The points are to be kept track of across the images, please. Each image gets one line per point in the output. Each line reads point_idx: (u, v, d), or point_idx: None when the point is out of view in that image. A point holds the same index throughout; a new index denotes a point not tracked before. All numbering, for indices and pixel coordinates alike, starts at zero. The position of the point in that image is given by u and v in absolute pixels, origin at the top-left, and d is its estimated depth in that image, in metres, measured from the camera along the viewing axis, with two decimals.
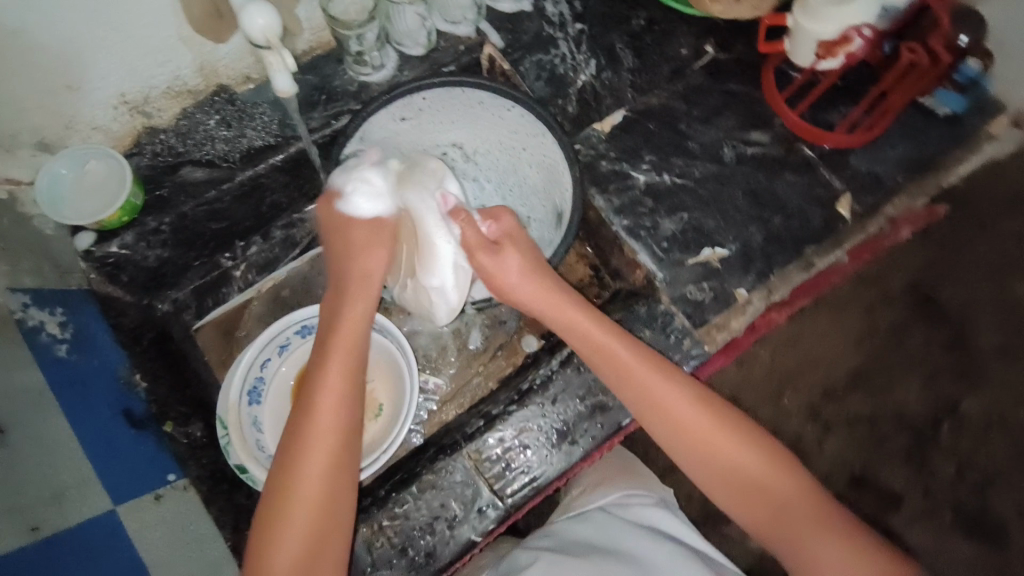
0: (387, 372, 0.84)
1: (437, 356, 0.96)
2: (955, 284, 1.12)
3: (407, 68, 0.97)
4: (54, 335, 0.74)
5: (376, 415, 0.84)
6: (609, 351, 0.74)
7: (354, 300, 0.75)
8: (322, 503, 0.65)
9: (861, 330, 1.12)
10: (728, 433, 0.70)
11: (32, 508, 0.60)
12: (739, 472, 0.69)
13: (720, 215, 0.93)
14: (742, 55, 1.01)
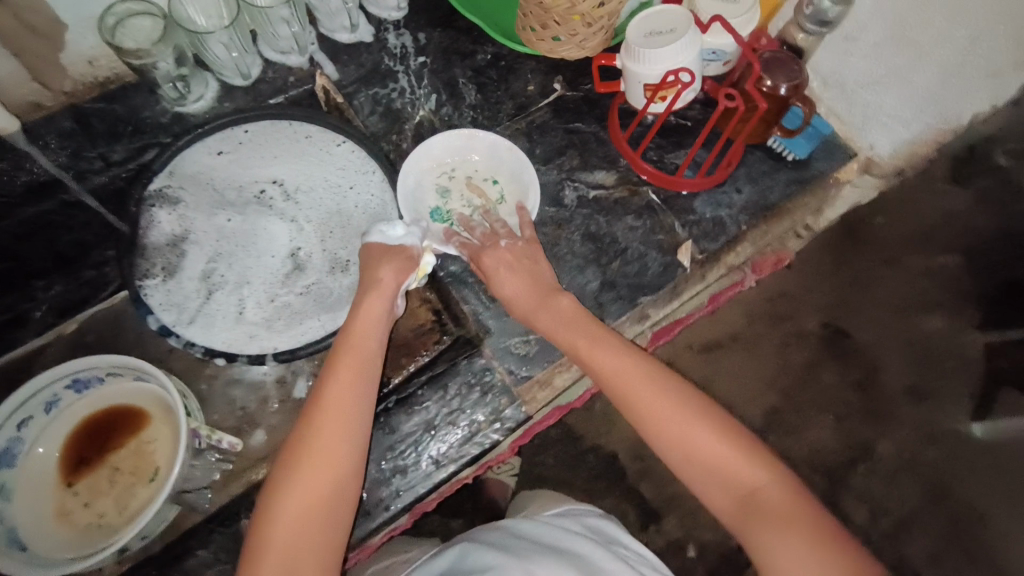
0: (167, 433, 0.77)
1: (255, 410, 0.85)
2: (866, 324, 1.15)
3: (228, 99, 0.91)
4: None
5: (148, 480, 0.77)
6: (584, 340, 0.74)
7: (384, 288, 0.76)
8: (330, 472, 0.64)
9: (774, 372, 1.16)
10: (713, 426, 0.66)
11: None
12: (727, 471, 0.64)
13: (555, 260, 0.89)
14: (590, 95, 0.97)
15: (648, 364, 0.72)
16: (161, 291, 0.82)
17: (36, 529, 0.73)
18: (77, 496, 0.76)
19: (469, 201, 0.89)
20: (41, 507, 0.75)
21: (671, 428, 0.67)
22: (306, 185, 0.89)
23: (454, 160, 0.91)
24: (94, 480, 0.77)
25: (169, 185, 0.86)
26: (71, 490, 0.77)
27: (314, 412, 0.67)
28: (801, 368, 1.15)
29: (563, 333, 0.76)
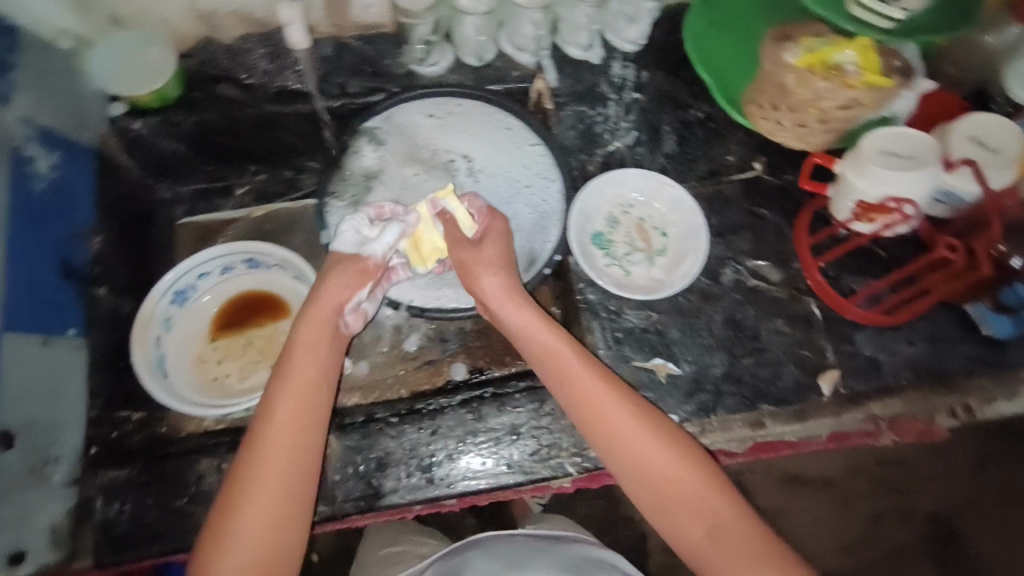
0: None
1: (369, 344, 0.97)
2: (985, 541, 1.07)
3: (456, 73, 0.99)
4: (39, 170, 0.79)
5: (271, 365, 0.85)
6: (596, 395, 0.69)
7: (340, 279, 0.73)
8: (291, 459, 0.64)
9: (859, 538, 1.07)
10: (700, 491, 0.64)
11: None
12: (708, 519, 0.63)
13: (688, 329, 0.87)
14: (788, 185, 0.95)
15: (638, 423, 0.67)
16: (340, 214, 0.90)
17: (176, 365, 0.83)
18: (213, 351, 0.86)
19: (632, 242, 0.91)
20: (185, 348, 0.85)
21: (667, 491, 0.65)
22: (490, 170, 0.94)
23: (637, 197, 0.93)
24: (229, 344, 0.86)
25: (381, 127, 0.94)
26: (211, 345, 0.86)
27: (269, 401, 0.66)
28: (890, 551, 1.07)
29: (569, 380, 0.70)
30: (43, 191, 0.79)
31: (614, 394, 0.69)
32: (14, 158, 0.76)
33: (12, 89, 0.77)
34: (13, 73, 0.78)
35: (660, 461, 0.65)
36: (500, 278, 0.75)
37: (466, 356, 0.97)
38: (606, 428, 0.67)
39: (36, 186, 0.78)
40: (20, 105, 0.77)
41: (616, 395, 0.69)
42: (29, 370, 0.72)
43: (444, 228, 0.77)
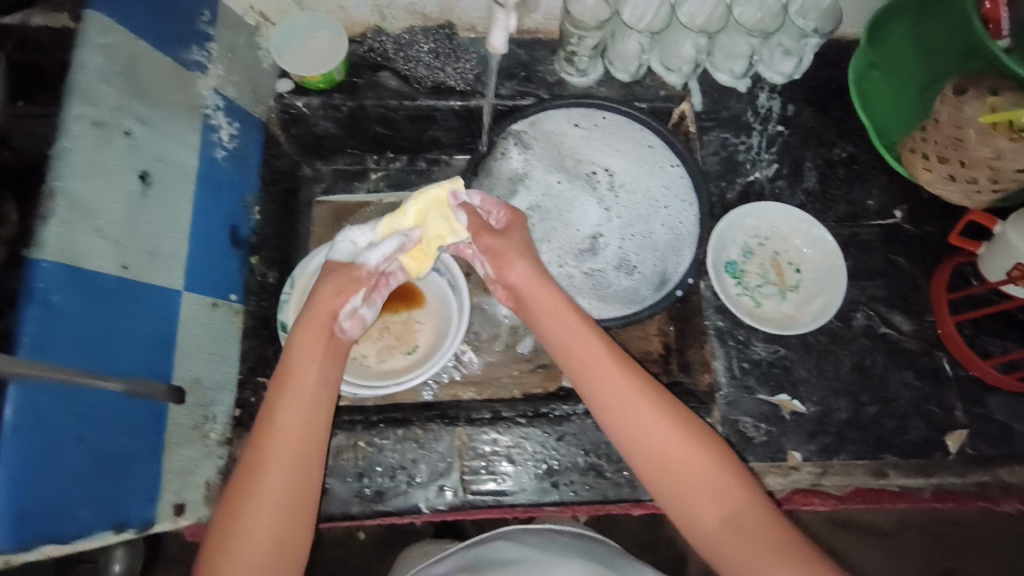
0: (435, 322, 0.88)
1: (485, 340, 0.98)
2: None
3: (605, 86, 1.00)
4: (222, 140, 0.82)
5: (406, 351, 0.86)
6: (616, 376, 0.70)
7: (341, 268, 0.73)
8: (301, 431, 0.65)
9: None
10: (718, 479, 0.64)
11: (132, 252, 0.67)
12: (713, 495, 0.64)
13: (816, 369, 0.86)
14: (928, 236, 0.94)
15: (651, 412, 0.68)
16: None
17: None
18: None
19: (767, 275, 0.91)
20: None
21: (680, 479, 0.65)
22: (630, 186, 0.96)
23: (777, 231, 0.92)
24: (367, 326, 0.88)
25: (526, 131, 0.95)
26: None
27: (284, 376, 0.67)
28: None
29: (587, 370, 0.71)
30: (223, 160, 0.82)
31: (629, 381, 0.69)
32: (205, 124, 0.79)
33: (209, 61, 0.80)
34: (211, 44, 0.81)
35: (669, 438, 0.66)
36: (513, 266, 0.77)
37: None
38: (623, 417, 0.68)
39: (218, 154, 0.81)
40: (214, 77, 0.81)
41: (633, 382, 0.69)
42: (199, 332, 0.76)
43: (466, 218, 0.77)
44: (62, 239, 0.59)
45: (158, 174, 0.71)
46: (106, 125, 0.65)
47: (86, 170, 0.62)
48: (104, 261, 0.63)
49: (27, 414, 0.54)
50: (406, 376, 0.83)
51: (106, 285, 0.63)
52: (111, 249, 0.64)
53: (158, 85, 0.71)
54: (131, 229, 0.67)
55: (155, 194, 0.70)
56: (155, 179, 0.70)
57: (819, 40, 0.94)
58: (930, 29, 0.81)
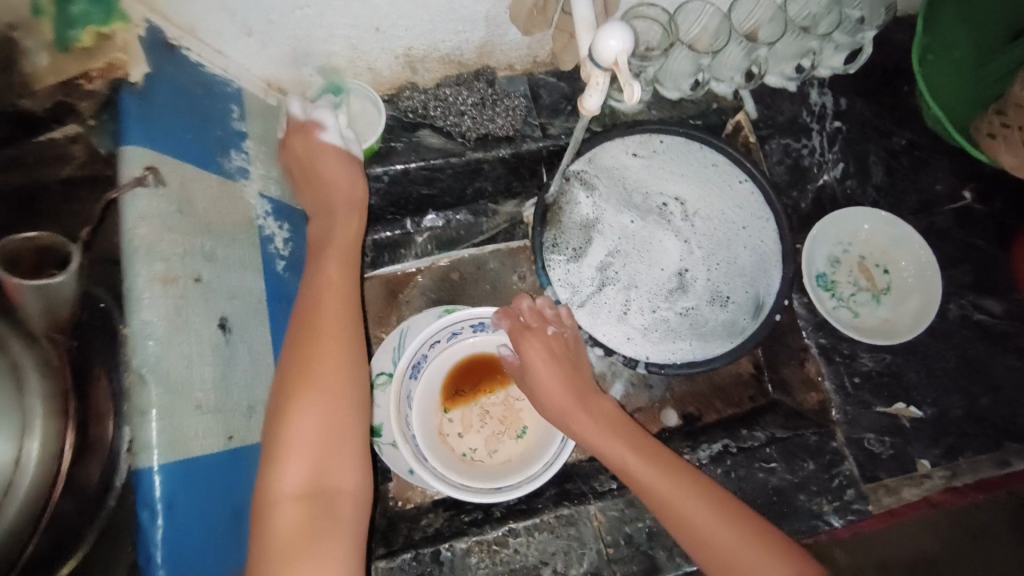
0: None
1: None
2: None
3: (656, 107, 0.94)
4: (278, 249, 0.73)
5: (516, 435, 0.84)
6: (612, 442, 0.71)
7: (338, 166, 0.71)
8: (317, 459, 0.57)
9: None
10: (752, 547, 0.62)
11: (234, 414, 0.58)
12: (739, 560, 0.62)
13: (925, 370, 0.86)
14: (999, 213, 0.94)
15: (670, 473, 0.67)
16: (562, 270, 0.86)
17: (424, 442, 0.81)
18: (451, 424, 0.84)
19: (858, 282, 0.89)
20: (426, 423, 0.82)
21: (715, 539, 0.63)
22: (704, 212, 0.91)
23: (858, 235, 0.91)
24: (467, 415, 0.84)
25: (586, 170, 0.90)
26: (448, 417, 0.84)
27: (292, 387, 0.59)
28: None
29: (608, 441, 0.71)
30: (284, 273, 0.74)
31: (642, 448, 0.70)
32: (260, 237, 0.70)
33: (250, 164, 0.71)
34: (249, 142, 0.72)
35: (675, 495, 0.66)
36: (559, 367, 0.77)
37: (675, 402, 0.95)
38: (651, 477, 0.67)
39: (279, 268, 0.73)
40: (257, 178, 0.72)
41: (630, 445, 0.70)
42: None
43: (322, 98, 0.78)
44: (168, 430, 0.51)
45: (234, 315, 0.62)
46: (179, 278, 0.56)
47: (172, 338, 0.53)
48: (211, 436, 0.55)
49: None
50: (530, 465, 0.80)
51: (218, 465, 0.55)
52: (214, 421, 0.56)
53: (212, 213, 0.62)
54: (226, 389, 0.58)
55: (238, 340, 0.62)
56: (234, 322, 0.62)
57: (874, 31, 0.90)
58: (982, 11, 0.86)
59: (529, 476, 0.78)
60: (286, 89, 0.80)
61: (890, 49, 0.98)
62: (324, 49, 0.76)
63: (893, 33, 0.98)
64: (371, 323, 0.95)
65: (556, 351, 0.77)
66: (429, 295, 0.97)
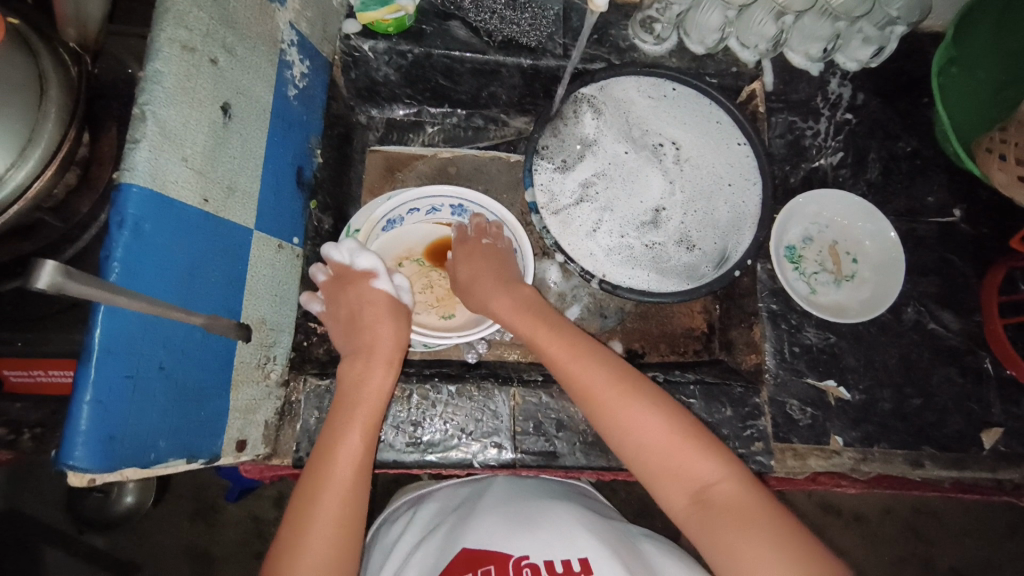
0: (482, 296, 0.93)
1: None
2: None
3: (677, 57, 0.97)
4: (293, 77, 0.80)
5: (441, 314, 0.92)
6: (534, 325, 0.77)
7: (383, 316, 0.80)
8: (342, 512, 0.67)
9: None
10: (660, 423, 0.67)
11: (213, 185, 0.65)
12: (648, 440, 0.66)
13: (864, 358, 0.88)
14: (982, 238, 0.95)
15: (578, 350, 0.74)
16: (547, 176, 0.91)
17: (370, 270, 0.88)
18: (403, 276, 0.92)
19: (824, 263, 0.91)
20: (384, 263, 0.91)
21: (624, 415, 0.68)
22: (696, 161, 0.96)
23: (838, 220, 0.93)
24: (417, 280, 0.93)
25: (594, 97, 0.92)
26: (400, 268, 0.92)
27: (329, 451, 0.69)
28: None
29: (517, 313, 0.79)
30: (293, 99, 0.80)
31: (555, 334, 0.76)
32: (280, 59, 0.77)
33: None
34: None
35: (585, 379, 0.71)
36: (487, 266, 0.85)
37: (624, 335, 0.99)
38: (557, 346, 0.75)
39: (290, 94, 0.79)
40: (291, 10, 0.79)
41: (549, 327, 0.77)
42: (265, 273, 0.75)
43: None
44: (154, 163, 0.57)
45: (237, 107, 0.68)
46: (196, 50, 0.62)
47: (177, 95, 0.59)
48: (189, 192, 0.61)
49: (107, 344, 0.52)
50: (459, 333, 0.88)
51: (190, 218, 0.62)
52: (194, 180, 0.62)
53: (242, 15, 0.68)
54: (212, 162, 0.65)
55: (235, 129, 0.68)
56: (235, 112, 0.68)
57: (904, 28, 0.94)
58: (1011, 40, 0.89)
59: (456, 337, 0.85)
60: None
61: (917, 58, 1.00)
62: None
63: (924, 44, 1.00)
64: (365, 190, 1.01)
65: (490, 250, 0.87)
66: (424, 180, 1.03)
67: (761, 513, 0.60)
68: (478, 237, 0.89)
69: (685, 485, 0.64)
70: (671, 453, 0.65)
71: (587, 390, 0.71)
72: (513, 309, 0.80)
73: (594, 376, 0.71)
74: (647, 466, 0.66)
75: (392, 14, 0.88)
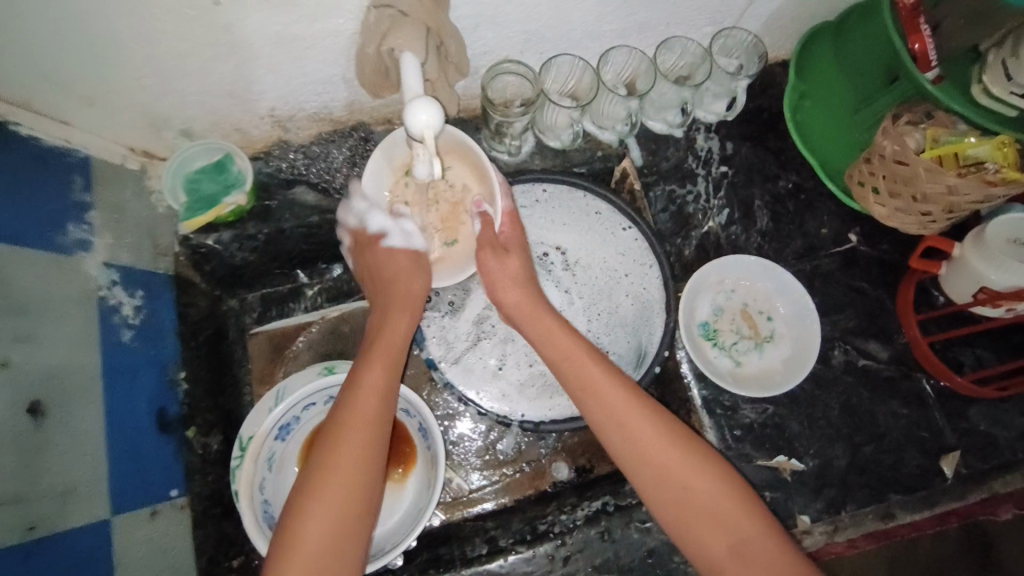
0: (395, 493, 0.82)
1: (459, 455, 0.90)
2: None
3: (539, 157, 0.93)
4: (126, 318, 0.72)
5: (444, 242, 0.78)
6: (563, 352, 0.71)
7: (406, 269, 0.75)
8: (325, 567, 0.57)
9: None
10: (687, 462, 0.62)
11: (39, 501, 0.57)
12: (684, 489, 0.61)
13: (808, 420, 0.85)
14: (884, 256, 0.93)
15: (611, 385, 0.67)
16: (437, 325, 0.87)
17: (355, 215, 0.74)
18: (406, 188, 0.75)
19: (739, 330, 0.89)
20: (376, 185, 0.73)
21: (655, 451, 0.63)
22: (586, 261, 0.91)
23: (740, 283, 0.91)
24: (427, 191, 0.75)
25: None
26: (404, 180, 0.75)
27: (310, 493, 0.59)
28: None
29: (551, 346, 0.72)
30: (131, 341, 0.73)
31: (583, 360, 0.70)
32: (101, 310, 0.69)
33: (92, 235, 0.70)
34: (92, 212, 0.70)
35: (616, 404, 0.66)
36: (512, 264, 0.76)
37: (567, 453, 0.91)
38: (551, 355, 0.72)
39: (124, 337, 0.72)
40: (102, 248, 0.71)
41: (584, 356, 0.70)
42: (143, 553, 0.68)
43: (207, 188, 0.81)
44: None
45: (52, 396, 0.60)
46: None
47: None
48: (6, 529, 0.54)
49: None
50: (375, 551, 0.76)
51: (12, 560, 0.54)
52: (10, 513, 0.54)
53: (33, 292, 0.61)
54: (32, 478, 0.57)
55: (55, 422, 0.60)
56: (51, 403, 0.60)
57: (748, 80, 0.93)
58: (851, 54, 0.81)
59: (374, 555, 0.75)
60: (152, 153, 0.80)
61: (772, 91, 0.97)
62: (179, 113, 0.75)
63: (775, 75, 0.97)
64: (256, 380, 0.93)
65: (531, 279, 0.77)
66: (318, 350, 0.95)
67: (778, 557, 0.58)
68: (496, 241, 0.75)
69: (698, 517, 0.60)
70: (676, 469, 0.62)
71: (615, 408, 0.66)
72: (547, 335, 0.73)
73: (624, 399, 0.66)
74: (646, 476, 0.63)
75: (233, 205, 0.81)
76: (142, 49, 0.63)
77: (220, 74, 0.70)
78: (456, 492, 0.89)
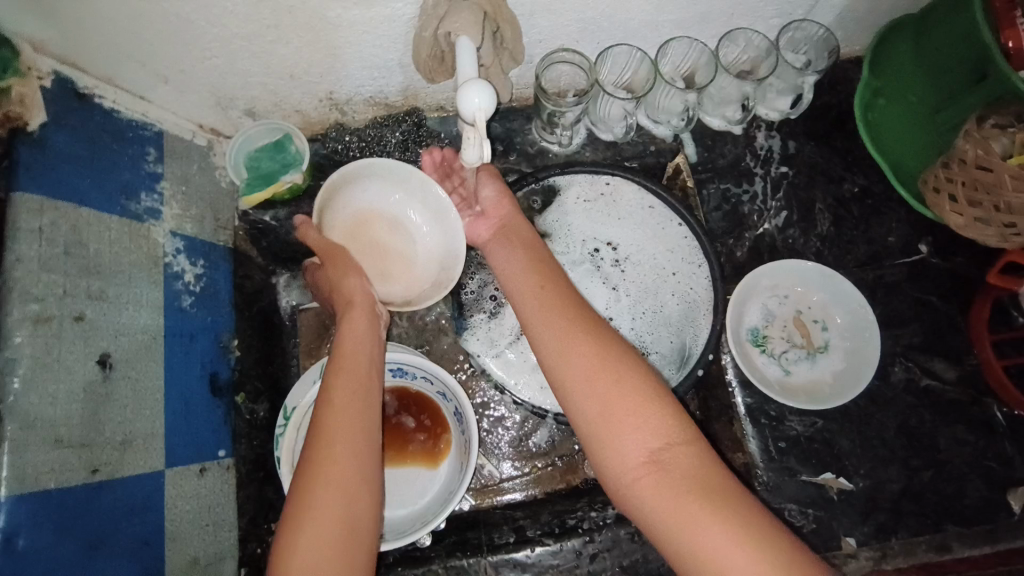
0: (428, 475, 0.83)
1: (489, 443, 0.90)
2: None
3: (589, 149, 0.92)
4: (187, 285, 0.77)
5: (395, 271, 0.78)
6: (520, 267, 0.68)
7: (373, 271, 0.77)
8: (337, 534, 0.54)
9: None
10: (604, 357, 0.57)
11: (102, 448, 0.61)
12: (600, 384, 0.56)
13: (860, 438, 0.80)
14: (959, 269, 0.86)
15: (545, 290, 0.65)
16: (479, 315, 0.87)
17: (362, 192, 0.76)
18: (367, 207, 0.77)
19: (791, 338, 0.85)
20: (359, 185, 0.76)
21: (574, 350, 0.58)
22: (637, 257, 0.88)
23: (795, 288, 0.87)
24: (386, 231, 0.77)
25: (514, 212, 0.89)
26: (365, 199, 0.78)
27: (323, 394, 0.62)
28: None
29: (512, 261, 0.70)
30: (190, 307, 0.77)
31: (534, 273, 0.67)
32: (166, 275, 0.74)
33: (162, 204, 0.74)
34: (163, 183, 0.75)
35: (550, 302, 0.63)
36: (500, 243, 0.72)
37: None
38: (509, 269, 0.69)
39: (184, 303, 0.76)
40: (170, 217, 0.75)
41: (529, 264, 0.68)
42: (189, 508, 0.71)
43: (270, 164, 0.84)
44: (19, 462, 0.53)
45: (119, 351, 0.65)
46: (54, 317, 0.58)
47: (36, 375, 0.55)
48: (73, 470, 0.58)
49: None
50: (405, 529, 0.78)
51: (73, 499, 0.58)
52: (78, 455, 0.59)
53: (106, 254, 0.65)
54: (96, 425, 0.61)
55: (120, 376, 0.64)
56: (118, 356, 0.64)
57: (816, 76, 0.88)
58: (933, 51, 0.75)
59: (407, 531, 0.77)
60: (220, 130, 0.85)
61: (843, 89, 0.92)
62: (245, 94, 0.79)
63: (849, 72, 0.92)
64: (300, 355, 0.95)
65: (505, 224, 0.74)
66: None
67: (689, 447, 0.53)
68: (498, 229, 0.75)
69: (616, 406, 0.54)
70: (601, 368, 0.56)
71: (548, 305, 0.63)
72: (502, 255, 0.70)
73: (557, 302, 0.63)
74: (591, 404, 0.55)
75: (289, 177, 0.84)
76: (213, 29, 0.67)
77: (287, 57, 0.73)
78: (486, 479, 0.88)
